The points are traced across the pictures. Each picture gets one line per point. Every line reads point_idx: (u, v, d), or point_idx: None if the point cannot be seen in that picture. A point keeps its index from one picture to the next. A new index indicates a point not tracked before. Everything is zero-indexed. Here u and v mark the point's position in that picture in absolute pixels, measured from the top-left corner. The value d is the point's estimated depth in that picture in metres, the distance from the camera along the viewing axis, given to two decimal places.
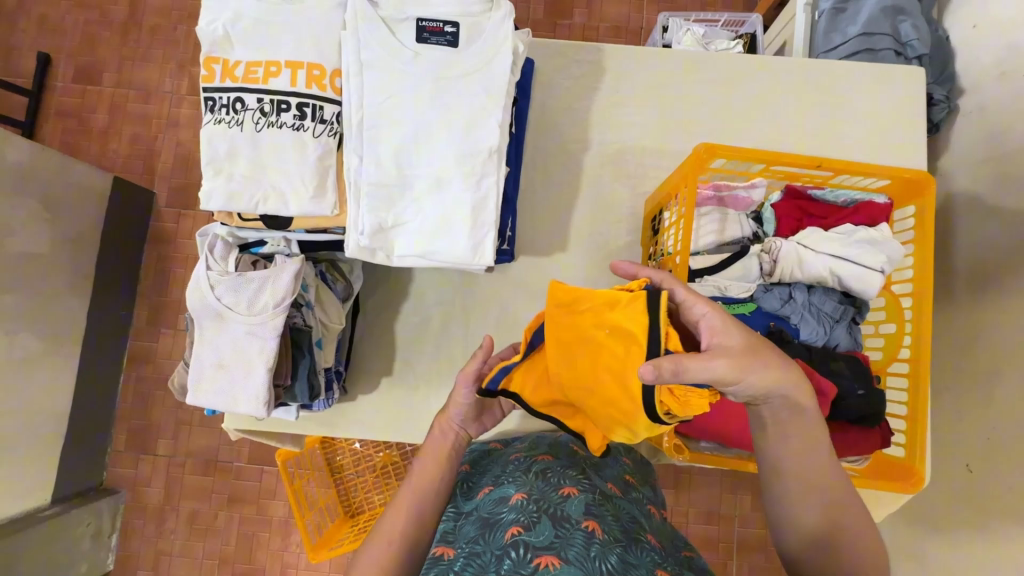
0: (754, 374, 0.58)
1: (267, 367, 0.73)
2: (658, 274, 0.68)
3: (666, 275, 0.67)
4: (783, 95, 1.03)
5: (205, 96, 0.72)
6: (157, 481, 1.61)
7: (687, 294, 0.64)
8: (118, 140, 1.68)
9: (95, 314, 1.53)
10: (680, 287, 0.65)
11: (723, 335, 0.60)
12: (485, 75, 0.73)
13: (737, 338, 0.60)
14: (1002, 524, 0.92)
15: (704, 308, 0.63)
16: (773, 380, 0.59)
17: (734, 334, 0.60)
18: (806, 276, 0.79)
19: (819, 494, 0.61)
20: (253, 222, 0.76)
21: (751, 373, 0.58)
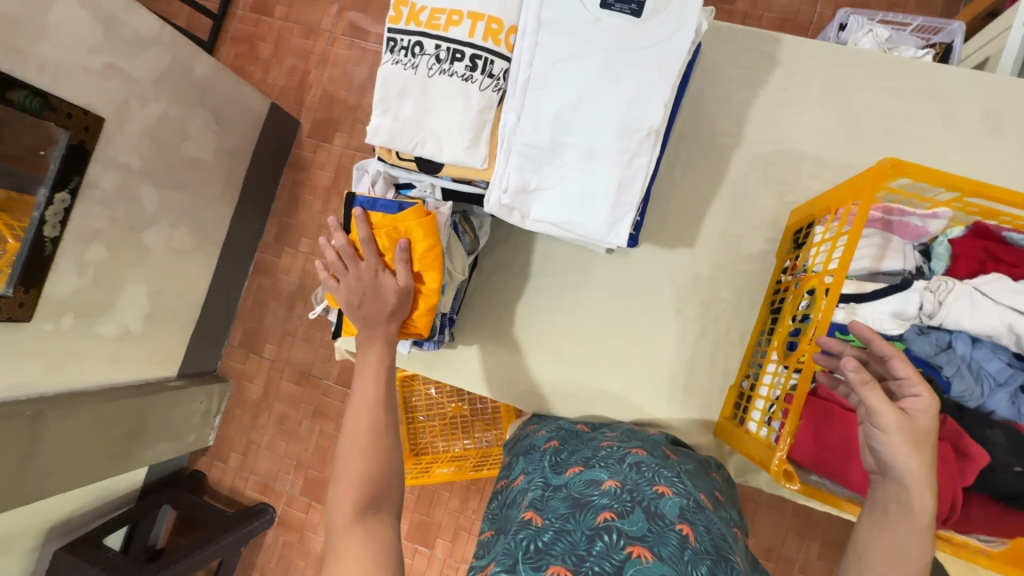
0: (901, 451, 0.59)
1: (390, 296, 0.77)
2: (889, 348, 0.63)
3: (897, 353, 0.63)
4: (981, 120, 0.90)
5: (389, 36, 0.76)
6: (259, 379, 1.81)
7: (910, 373, 0.62)
8: (278, 70, 1.84)
9: (236, 223, 1.71)
10: (903, 363, 0.63)
11: (916, 411, 0.61)
12: (660, 52, 0.71)
13: (923, 422, 0.60)
14: None
15: (919, 391, 0.62)
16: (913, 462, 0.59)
17: (924, 418, 0.60)
18: (977, 327, 0.70)
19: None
20: (408, 164, 0.80)
21: (904, 450, 0.59)
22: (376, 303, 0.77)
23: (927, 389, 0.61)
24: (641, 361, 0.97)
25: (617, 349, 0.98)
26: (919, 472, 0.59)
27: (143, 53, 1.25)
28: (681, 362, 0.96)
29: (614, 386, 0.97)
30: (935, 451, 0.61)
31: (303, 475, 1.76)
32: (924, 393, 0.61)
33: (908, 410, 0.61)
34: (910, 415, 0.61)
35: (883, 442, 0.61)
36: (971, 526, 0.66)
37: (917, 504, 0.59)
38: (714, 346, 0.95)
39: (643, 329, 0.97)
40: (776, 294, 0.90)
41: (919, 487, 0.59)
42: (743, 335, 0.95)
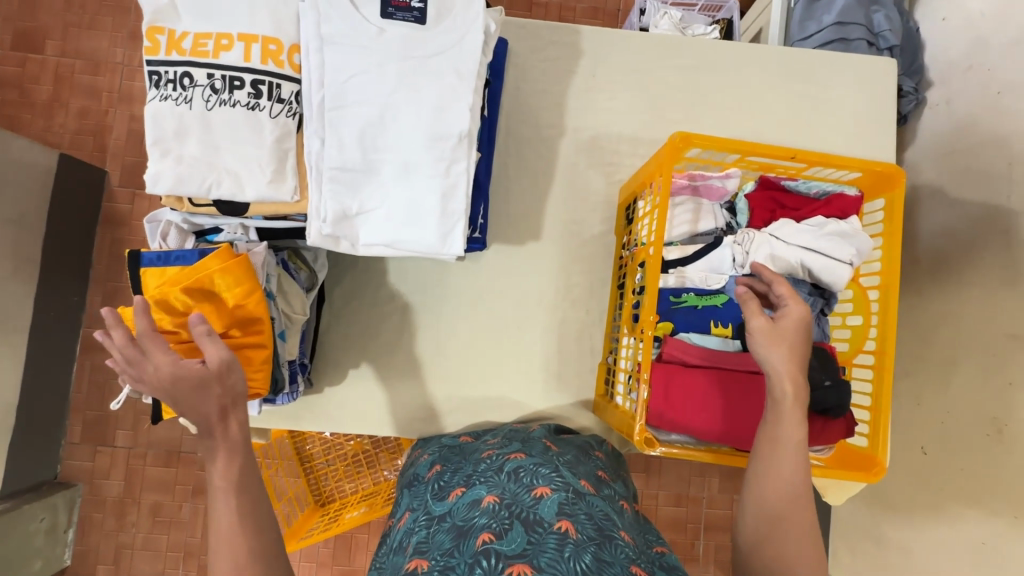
0: (766, 346, 0.66)
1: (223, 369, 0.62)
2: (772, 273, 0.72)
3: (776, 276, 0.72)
4: (759, 84, 1.02)
5: (149, 70, 0.67)
6: (116, 473, 1.55)
7: (789, 292, 0.70)
8: (64, 114, 1.57)
9: (42, 301, 1.44)
10: (783, 284, 0.71)
11: (786, 318, 0.68)
12: (454, 56, 0.70)
13: (787, 324, 0.68)
14: (966, 509, 0.95)
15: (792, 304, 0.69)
16: (773, 354, 0.65)
17: (789, 321, 0.68)
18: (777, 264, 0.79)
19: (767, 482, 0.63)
20: (206, 208, 0.71)
21: (768, 346, 0.66)
22: (193, 399, 0.59)
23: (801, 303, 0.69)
24: (517, 359, 0.97)
25: (492, 352, 0.97)
26: (784, 365, 0.65)
27: None
28: (553, 350, 0.98)
29: (496, 389, 0.97)
30: (802, 350, 0.67)
31: (197, 565, 1.55)
32: (793, 302, 0.69)
33: (780, 317, 0.69)
34: (779, 321, 0.68)
35: (754, 342, 0.67)
36: (801, 440, 0.75)
37: (779, 392, 0.64)
38: (579, 329, 0.99)
39: (512, 328, 0.98)
40: (620, 270, 0.95)
41: (786, 379, 0.65)
42: (603, 313, 0.99)
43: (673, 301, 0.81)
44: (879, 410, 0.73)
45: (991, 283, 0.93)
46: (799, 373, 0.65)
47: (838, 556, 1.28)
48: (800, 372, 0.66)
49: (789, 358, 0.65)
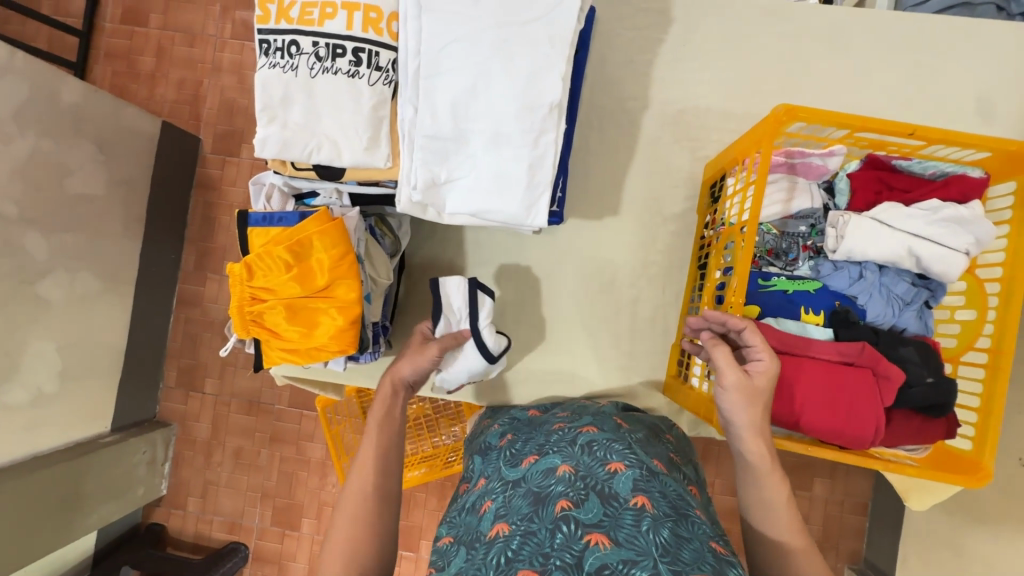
0: (734, 406, 0.66)
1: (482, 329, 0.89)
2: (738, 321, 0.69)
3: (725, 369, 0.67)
4: (869, 54, 0.94)
5: (260, 38, 0.70)
6: (205, 417, 1.71)
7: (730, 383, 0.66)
8: (165, 85, 1.68)
9: (148, 257, 1.58)
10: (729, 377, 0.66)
11: (758, 372, 0.67)
12: (550, 22, 0.69)
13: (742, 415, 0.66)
14: None
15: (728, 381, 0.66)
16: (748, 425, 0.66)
17: (738, 415, 0.66)
18: (480, 308, 0.88)
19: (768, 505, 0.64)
20: (306, 172, 0.75)
21: (737, 405, 0.66)
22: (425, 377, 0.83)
23: (768, 354, 0.67)
24: (587, 333, 0.98)
25: (562, 328, 0.98)
26: (751, 426, 0.65)
27: None
28: (624, 328, 0.98)
29: (563, 364, 0.98)
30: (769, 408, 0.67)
31: (272, 506, 1.69)
32: (765, 357, 0.67)
33: (753, 370, 0.67)
34: (753, 374, 0.67)
35: (722, 399, 0.67)
36: (891, 438, 0.71)
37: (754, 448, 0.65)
38: (650, 310, 0.97)
39: (583, 303, 0.98)
40: (702, 250, 0.92)
41: (749, 436, 0.66)
42: (677, 294, 0.97)
43: (762, 283, 0.78)
44: (989, 411, 0.68)
45: None
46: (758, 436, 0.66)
47: (908, 562, 1.22)
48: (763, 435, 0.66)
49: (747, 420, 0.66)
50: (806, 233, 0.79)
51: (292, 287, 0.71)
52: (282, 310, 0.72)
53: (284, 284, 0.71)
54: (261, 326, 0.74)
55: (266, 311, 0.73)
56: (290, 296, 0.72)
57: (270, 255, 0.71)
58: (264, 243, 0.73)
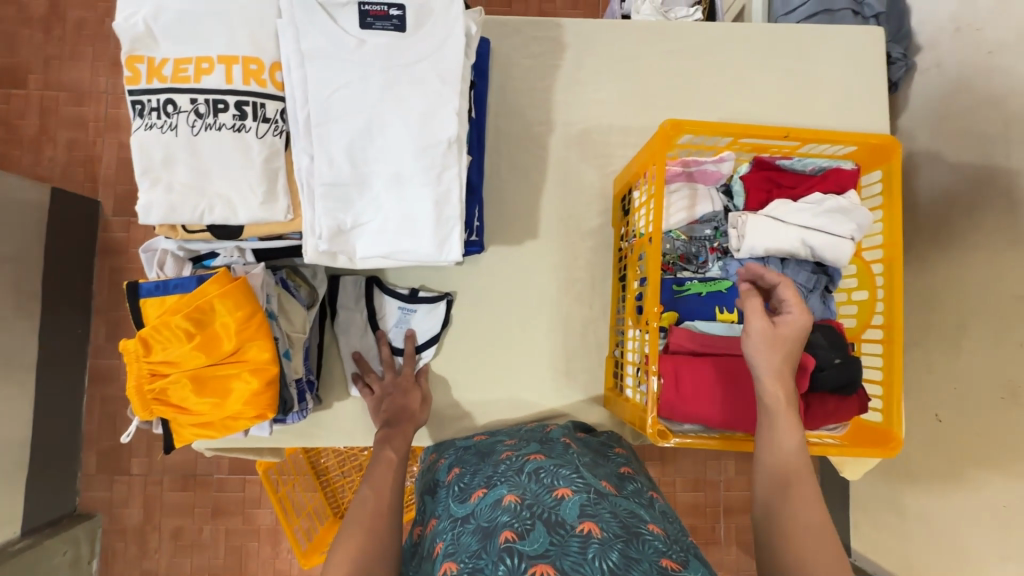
0: (760, 350, 0.65)
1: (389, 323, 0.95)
2: (776, 275, 0.69)
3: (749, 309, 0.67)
4: (749, 64, 1.01)
5: (131, 100, 0.66)
6: (135, 501, 1.56)
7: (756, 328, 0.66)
8: (52, 148, 1.56)
9: (49, 336, 1.44)
10: (755, 320, 0.66)
11: (787, 324, 0.66)
12: (438, 59, 0.69)
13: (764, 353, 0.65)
14: (985, 473, 0.96)
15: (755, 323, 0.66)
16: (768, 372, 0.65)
17: (762, 351, 0.65)
18: (379, 306, 0.95)
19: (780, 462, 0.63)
20: (200, 234, 0.71)
21: (761, 349, 0.65)
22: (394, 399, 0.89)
23: (802, 311, 0.66)
24: (525, 356, 0.98)
25: (499, 356, 0.97)
26: (771, 366, 0.65)
27: None
28: (559, 347, 0.98)
29: (505, 391, 0.97)
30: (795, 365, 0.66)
31: None
32: (797, 311, 0.66)
33: (780, 322, 0.67)
34: (781, 324, 0.66)
35: (748, 343, 0.66)
36: (811, 420, 0.74)
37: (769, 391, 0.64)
38: (583, 325, 0.99)
39: (517, 327, 0.98)
40: (620, 262, 0.94)
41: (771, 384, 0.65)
42: (605, 306, 0.99)
43: (677, 289, 0.81)
44: (892, 384, 0.73)
45: (994, 244, 0.95)
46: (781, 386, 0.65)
47: (859, 528, 1.29)
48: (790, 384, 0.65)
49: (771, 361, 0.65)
50: (710, 236, 0.83)
51: (196, 355, 0.67)
52: (188, 383, 0.67)
53: (186, 355, 0.66)
54: (165, 403, 0.68)
55: (169, 387, 0.67)
56: (195, 366, 0.67)
57: (168, 325, 0.66)
58: (161, 312, 0.68)
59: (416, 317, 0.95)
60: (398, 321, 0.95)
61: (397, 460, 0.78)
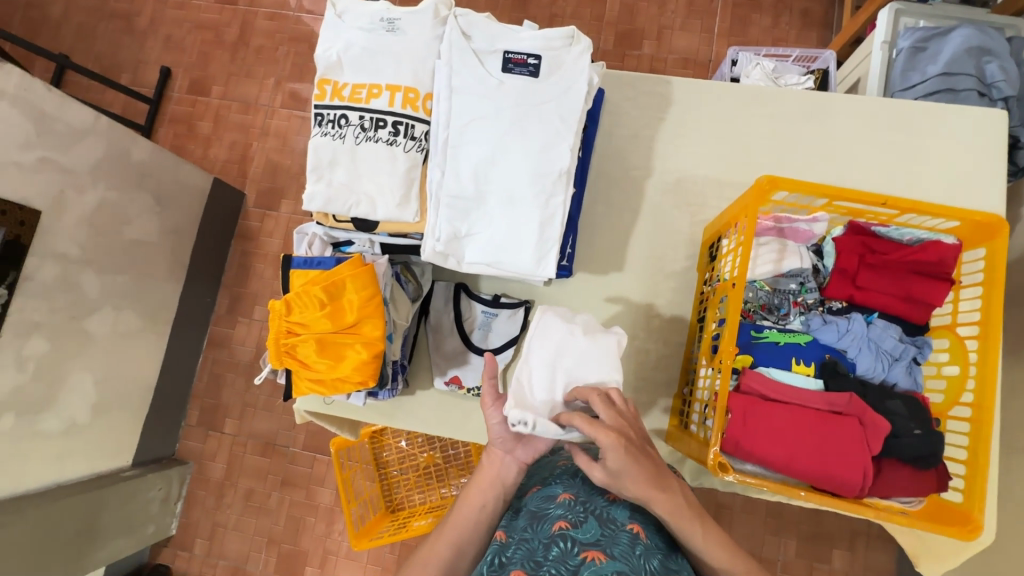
0: (622, 486, 0.64)
1: (473, 324, 1.04)
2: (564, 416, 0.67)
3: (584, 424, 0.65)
4: (853, 134, 1.04)
5: (316, 112, 0.83)
6: (221, 457, 1.75)
7: (591, 430, 0.64)
8: (219, 146, 1.88)
9: (187, 300, 1.70)
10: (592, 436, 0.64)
11: (607, 457, 0.63)
12: (561, 103, 0.80)
13: (598, 473, 0.65)
14: None
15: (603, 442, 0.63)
16: (639, 490, 0.63)
17: (612, 459, 0.63)
18: (466, 308, 1.05)
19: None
20: (344, 224, 0.86)
21: (616, 485, 0.64)
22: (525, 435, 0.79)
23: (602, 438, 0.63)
24: None
25: None
26: (637, 493, 0.63)
27: (77, 145, 1.26)
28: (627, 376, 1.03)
29: None
30: (643, 463, 0.63)
31: (277, 551, 1.69)
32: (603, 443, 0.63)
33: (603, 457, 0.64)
34: (605, 460, 0.64)
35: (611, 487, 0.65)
36: (883, 487, 0.72)
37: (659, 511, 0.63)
38: (652, 360, 1.03)
39: None
40: (701, 304, 0.99)
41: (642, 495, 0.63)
42: (677, 346, 1.03)
43: (754, 335, 0.83)
44: (976, 464, 0.71)
45: None
46: (648, 488, 0.62)
47: None
48: (650, 480, 0.63)
49: (636, 483, 0.63)
50: (796, 290, 0.86)
51: (326, 322, 0.80)
52: (313, 344, 0.80)
53: (317, 320, 0.80)
54: (292, 357, 0.81)
55: (299, 344, 0.81)
56: (323, 330, 0.80)
57: (308, 294, 0.80)
58: (303, 284, 0.82)
59: (499, 326, 1.04)
60: (480, 322, 1.04)
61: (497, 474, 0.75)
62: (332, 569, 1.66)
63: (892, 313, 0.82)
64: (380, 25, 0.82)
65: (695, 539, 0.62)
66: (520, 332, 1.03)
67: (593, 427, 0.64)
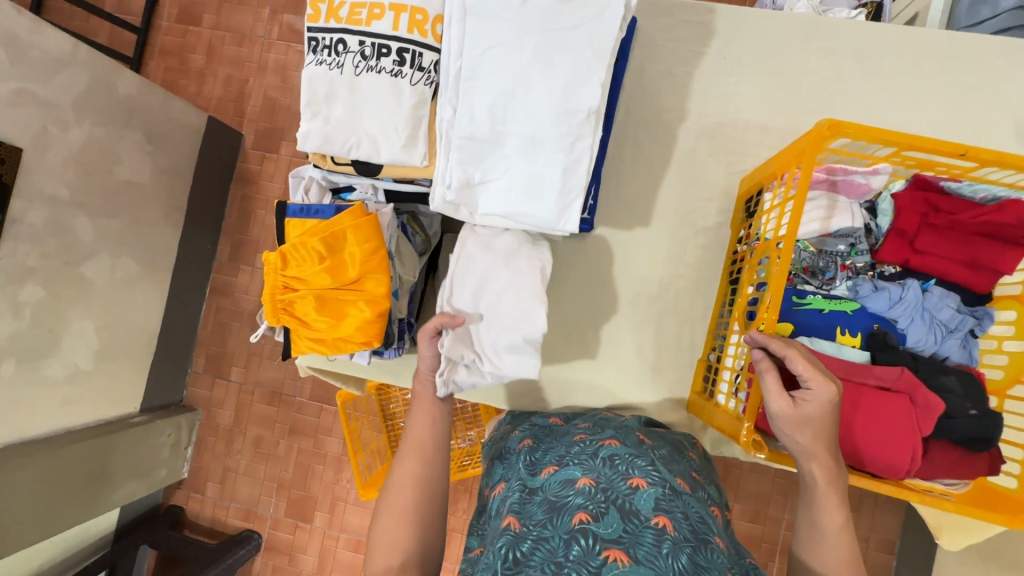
0: (794, 433, 0.64)
1: None
2: (778, 346, 0.64)
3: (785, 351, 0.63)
4: (919, 74, 0.91)
5: (309, 36, 0.73)
6: (229, 405, 1.75)
7: (808, 371, 0.62)
8: (213, 82, 1.75)
9: (187, 246, 1.63)
10: (799, 366, 0.62)
11: (808, 402, 0.63)
12: (593, 29, 0.69)
13: (776, 407, 0.64)
14: None
15: (815, 387, 0.62)
16: (814, 441, 0.64)
17: (812, 406, 0.62)
18: None
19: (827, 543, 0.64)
20: (344, 167, 0.77)
21: (792, 432, 0.64)
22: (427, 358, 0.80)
23: (823, 386, 0.62)
24: (612, 344, 0.97)
25: (587, 336, 0.97)
26: (810, 446, 0.64)
27: (57, 75, 1.15)
28: (648, 338, 0.96)
29: (587, 372, 0.97)
30: (833, 425, 0.64)
31: (287, 496, 1.71)
32: (819, 389, 0.62)
33: (801, 399, 0.63)
34: (802, 403, 0.63)
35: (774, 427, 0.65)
36: (927, 470, 0.68)
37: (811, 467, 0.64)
38: (677, 323, 0.96)
39: (607, 312, 0.97)
40: (734, 265, 0.91)
41: (813, 453, 0.64)
42: (705, 308, 0.96)
43: (796, 301, 0.76)
44: None
45: None
46: (824, 451, 0.64)
47: None
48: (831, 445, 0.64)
49: (813, 439, 0.63)
50: (844, 251, 0.77)
51: (326, 278, 0.73)
52: (312, 301, 0.73)
53: (315, 275, 0.72)
54: (291, 315, 0.75)
55: (296, 301, 0.74)
56: (322, 286, 0.73)
57: (305, 246, 0.73)
58: (300, 234, 0.74)
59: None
60: None
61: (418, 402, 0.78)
62: (341, 515, 1.68)
63: (950, 280, 0.74)
64: None
65: (829, 502, 0.64)
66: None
67: (817, 374, 0.62)
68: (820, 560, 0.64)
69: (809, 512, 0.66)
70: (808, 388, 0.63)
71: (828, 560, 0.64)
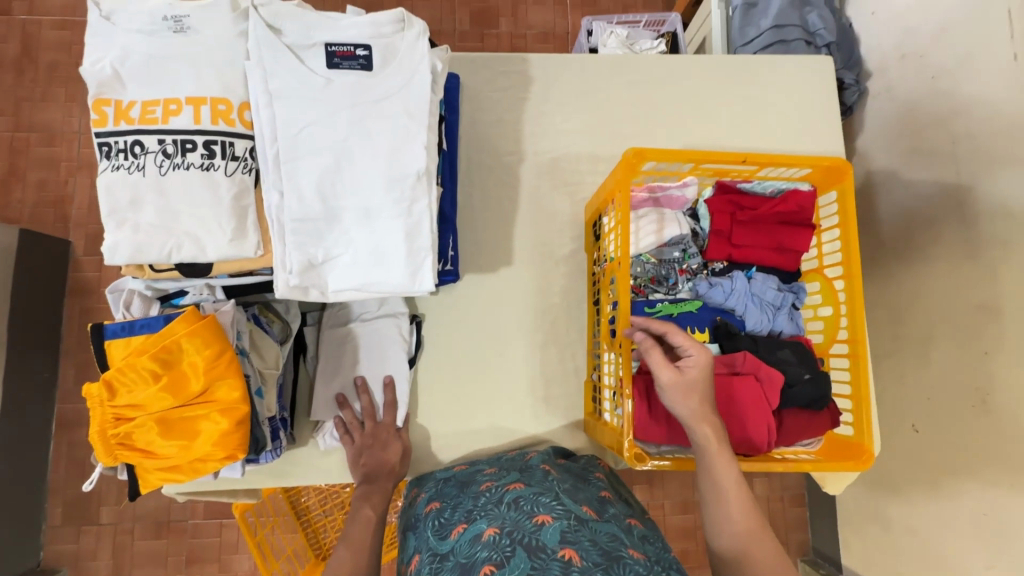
0: (681, 397, 0.67)
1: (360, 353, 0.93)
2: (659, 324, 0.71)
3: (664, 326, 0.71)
4: (708, 93, 1.06)
5: (98, 141, 0.66)
6: (104, 554, 1.47)
7: (685, 339, 0.70)
8: (21, 189, 1.53)
9: (15, 381, 1.39)
10: (678, 335, 0.70)
11: (690, 366, 0.69)
12: (405, 96, 0.71)
13: (666, 375, 0.68)
14: (964, 481, 0.97)
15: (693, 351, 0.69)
16: (698, 403, 0.67)
17: (694, 369, 0.68)
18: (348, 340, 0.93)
19: (725, 504, 0.64)
20: (168, 272, 0.71)
21: (679, 397, 0.68)
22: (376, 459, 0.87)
23: (699, 349, 0.69)
24: (504, 385, 0.97)
25: (478, 382, 0.97)
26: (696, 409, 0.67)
27: None
28: (535, 371, 0.98)
29: (484, 418, 0.97)
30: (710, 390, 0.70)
31: None
32: (696, 352, 0.69)
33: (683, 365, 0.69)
34: (685, 367, 0.69)
35: (664, 397, 0.69)
36: (786, 435, 0.76)
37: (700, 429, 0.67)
38: (559, 350, 0.99)
39: (492, 355, 0.98)
40: (594, 286, 0.96)
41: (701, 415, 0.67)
42: (581, 330, 1.00)
43: (649, 311, 0.82)
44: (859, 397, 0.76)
45: (952, 258, 0.99)
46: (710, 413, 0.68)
47: (848, 543, 1.30)
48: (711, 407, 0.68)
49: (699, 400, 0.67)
50: (679, 258, 0.85)
51: (165, 397, 0.65)
52: (155, 426, 0.65)
53: (152, 397, 0.65)
54: (130, 448, 0.66)
55: (135, 430, 0.66)
56: (163, 408, 0.66)
57: (133, 368, 0.65)
58: (127, 355, 0.66)
59: (389, 355, 0.93)
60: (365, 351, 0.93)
61: (375, 519, 0.80)
62: None
63: (768, 265, 0.85)
64: (164, 26, 0.67)
65: (723, 462, 0.65)
66: (413, 355, 0.95)
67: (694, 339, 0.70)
68: (722, 517, 0.64)
69: (707, 476, 0.65)
70: (689, 354, 0.70)
71: (730, 515, 0.63)
